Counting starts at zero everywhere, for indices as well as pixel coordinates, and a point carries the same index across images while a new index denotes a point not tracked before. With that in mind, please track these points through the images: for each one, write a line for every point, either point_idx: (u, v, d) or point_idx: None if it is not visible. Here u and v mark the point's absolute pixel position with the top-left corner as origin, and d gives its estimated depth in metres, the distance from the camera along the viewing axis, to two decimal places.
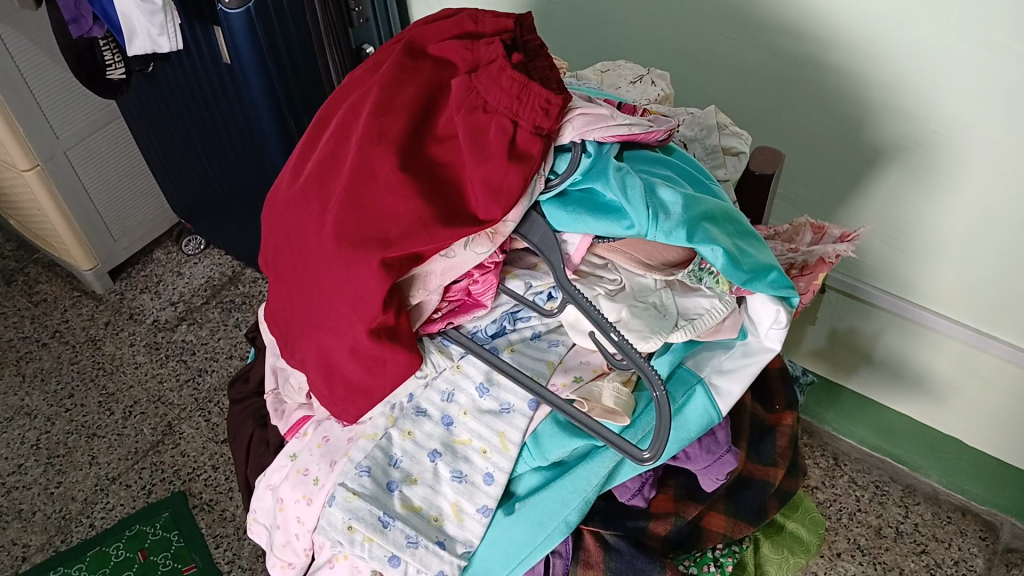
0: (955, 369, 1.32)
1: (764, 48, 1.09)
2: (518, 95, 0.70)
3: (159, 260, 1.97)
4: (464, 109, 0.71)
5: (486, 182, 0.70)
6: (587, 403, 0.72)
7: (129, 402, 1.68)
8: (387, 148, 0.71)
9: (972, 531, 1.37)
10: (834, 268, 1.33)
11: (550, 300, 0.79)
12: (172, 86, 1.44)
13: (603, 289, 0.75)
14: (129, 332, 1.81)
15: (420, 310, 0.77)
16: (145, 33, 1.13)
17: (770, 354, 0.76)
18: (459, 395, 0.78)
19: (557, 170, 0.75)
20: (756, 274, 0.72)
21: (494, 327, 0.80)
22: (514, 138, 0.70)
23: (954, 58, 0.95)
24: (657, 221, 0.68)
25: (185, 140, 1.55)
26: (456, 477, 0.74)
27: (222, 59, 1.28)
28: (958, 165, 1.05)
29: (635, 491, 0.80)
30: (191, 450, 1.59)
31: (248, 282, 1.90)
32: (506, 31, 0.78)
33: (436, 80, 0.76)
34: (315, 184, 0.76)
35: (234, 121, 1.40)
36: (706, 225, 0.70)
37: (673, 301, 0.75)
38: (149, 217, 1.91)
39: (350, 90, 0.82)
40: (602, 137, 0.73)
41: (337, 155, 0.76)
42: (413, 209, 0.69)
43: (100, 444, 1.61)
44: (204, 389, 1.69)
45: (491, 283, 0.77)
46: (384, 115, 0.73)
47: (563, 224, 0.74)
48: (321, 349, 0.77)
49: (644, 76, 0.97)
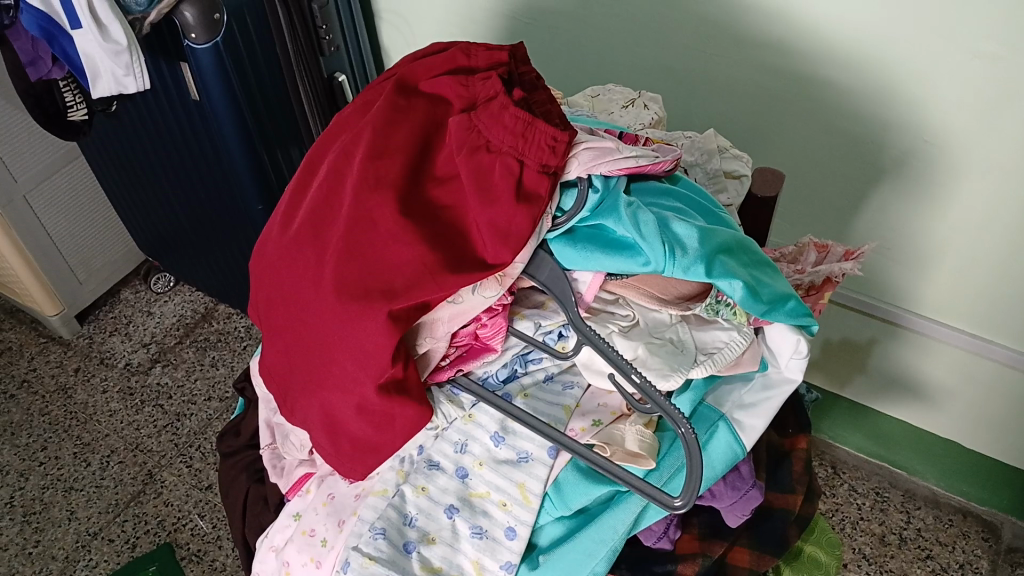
0: (951, 375, 1.31)
1: (749, 64, 1.08)
2: (522, 134, 0.67)
3: (127, 300, 1.90)
4: (465, 149, 0.69)
5: (494, 225, 0.67)
6: (609, 447, 0.70)
7: (106, 452, 1.61)
8: (386, 194, 0.69)
9: (974, 533, 1.37)
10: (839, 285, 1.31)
11: (561, 340, 0.76)
12: (136, 125, 1.38)
13: (616, 326, 0.73)
14: (101, 378, 1.74)
15: (428, 359, 0.73)
16: (109, 74, 1.07)
17: (791, 386, 0.74)
18: (473, 445, 0.74)
19: (564, 207, 0.72)
20: (774, 304, 0.70)
21: (505, 371, 0.77)
22: (520, 178, 0.67)
23: (944, 67, 0.95)
24: (674, 257, 0.66)
25: (152, 179, 1.50)
26: (476, 533, 0.71)
27: (190, 97, 1.23)
28: (952, 174, 1.04)
29: (661, 533, 0.76)
30: (175, 499, 1.53)
31: (222, 319, 1.85)
32: (500, 64, 0.75)
33: (432, 118, 0.73)
34: (311, 232, 0.73)
35: (203, 159, 1.35)
36: (722, 258, 0.68)
37: (690, 336, 0.73)
38: (114, 258, 1.85)
39: (339, 131, 0.79)
40: (609, 171, 0.70)
41: (330, 202, 0.73)
42: (418, 256, 0.67)
43: (78, 498, 1.55)
44: (183, 433, 1.63)
45: (500, 326, 0.74)
46: (381, 158, 0.71)
47: (572, 263, 0.72)
48: (325, 406, 0.73)
49: (636, 99, 0.94)
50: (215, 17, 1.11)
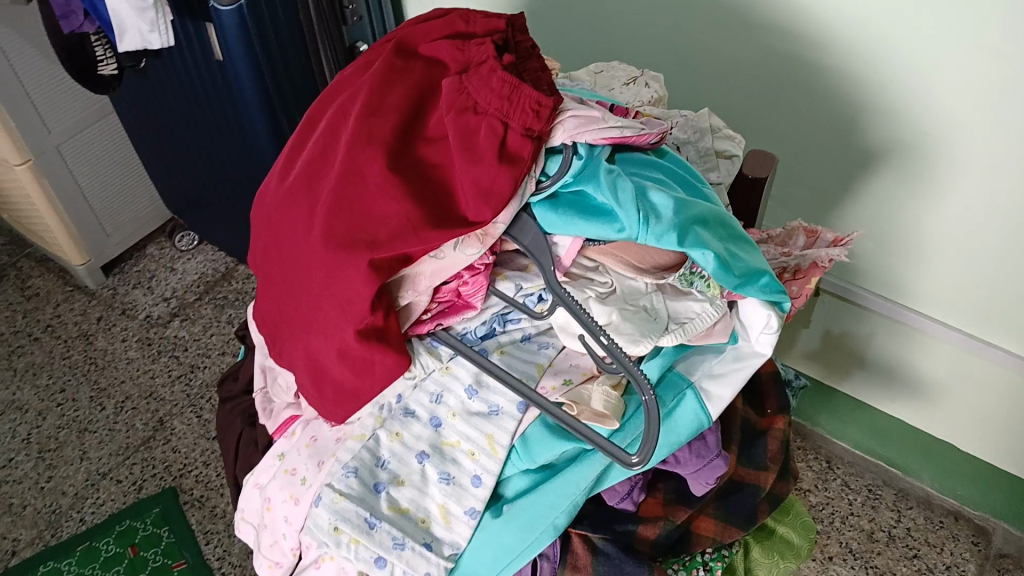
0: (948, 371, 1.34)
1: (758, 49, 1.09)
2: (508, 97, 0.70)
3: (152, 255, 1.96)
4: (454, 110, 0.71)
5: (476, 184, 0.70)
6: (576, 406, 0.72)
7: (120, 398, 1.67)
8: (376, 149, 0.72)
9: (964, 537, 1.36)
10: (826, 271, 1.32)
11: (539, 302, 0.78)
12: (164, 82, 1.43)
13: (593, 292, 0.76)
14: (121, 327, 1.81)
15: (410, 311, 0.76)
16: (135, 29, 1.11)
17: (760, 360, 0.76)
18: (448, 396, 0.77)
19: (548, 172, 0.74)
20: (746, 278, 0.72)
21: (484, 329, 0.79)
22: (504, 139, 0.70)
23: (947, 60, 0.95)
24: (647, 225, 0.68)
25: (178, 137, 1.54)
26: (443, 479, 0.74)
27: (214, 56, 1.27)
28: (953, 170, 1.05)
29: (625, 494, 0.78)
30: (182, 447, 1.58)
31: (241, 279, 1.90)
32: (497, 31, 0.77)
33: (427, 81, 0.76)
34: (306, 183, 0.77)
35: (226, 119, 1.39)
36: (697, 229, 0.70)
37: (663, 305, 0.75)
38: (141, 214, 1.90)
39: (340, 89, 0.82)
40: (593, 140, 0.73)
41: (325, 156, 0.77)
42: (402, 209, 0.70)
43: (91, 439, 1.61)
44: (195, 385, 1.69)
45: (481, 285, 0.77)
46: (375, 115, 0.74)
47: (553, 227, 0.74)
48: (309, 350, 0.77)
49: (638, 77, 0.96)
50: None
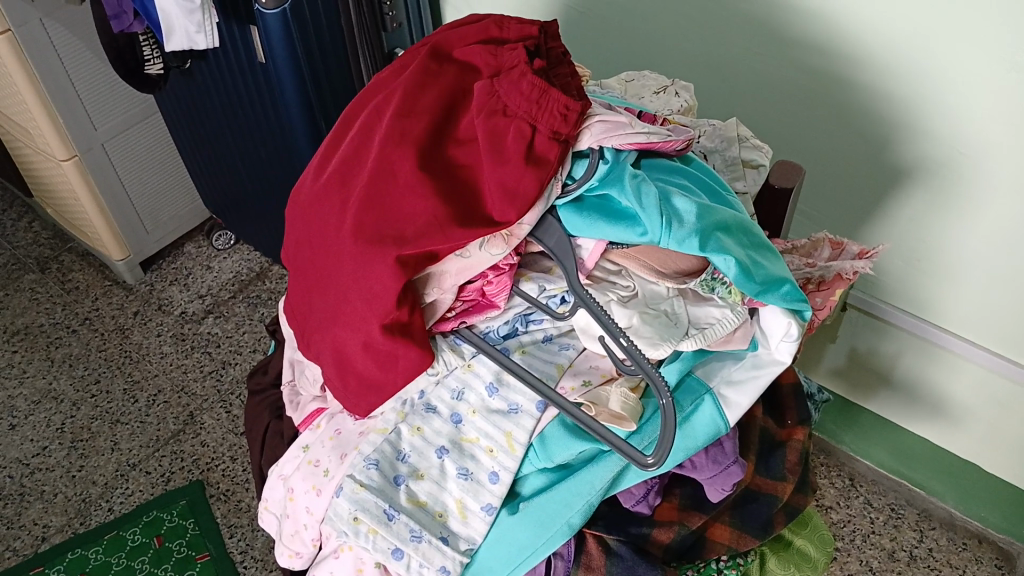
0: (976, 396, 1.31)
1: (791, 63, 1.09)
2: (537, 100, 0.71)
3: (189, 253, 2.00)
4: (484, 112, 0.73)
5: (503, 185, 0.71)
6: (594, 407, 0.73)
7: (153, 391, 1.71)
8: (407, 149, 0.74)
9: (987, 559, 1.35)
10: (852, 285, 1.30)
11: (562, 304, 0.80)
12: (208, 83, 1.47)
13: (615, 295, 0.76)
14: (156, 322, 1.85)
15: (434, 309, 0.78)
16: (182, 31, 1.14)
17: (778, 368, 0.76)
18: (469, 393, 0.78)
19: (574, 175, 0.76)
20: (767, 286, 0.72)
21: (506, 328, 0.81)
22: (532, 142, 0.71)
23: (981, 79, 0.95)
24: (670, 229, 0.69)
25: (219, 136, 1.58)
26: (462, 474, 0.75)
27: (256, 59, 1.31)
28: (985, 189, 1.04)
29: (641, 497, 0.79)
30: (211, 441, 1.61)
31: (275, 279, 1.93)
32: (530, 37, 0.79)
33: (459, 84, 0.79)
34: (339, 181, 0.79)
35: (266, 120, 1.42)
36: (719, 235, 0.70)
37: (684, 310, 0.75)
38: (180, 212, 1.95)
39: (375, 90, 0.84)
40: (620, 145, 0.74)
41: (358, 154, 0.79)
42: (429, 207, 0.72)
43: (123, 430, 1.64)
44: (226, 381, 1.72)
45: (505, 285, 0.78)
46: (408, 116, 0.76)
47: (576, 229, 0.75)
48: (335, 343, 0.78)
49: (668, 86, 0.97)
50: None
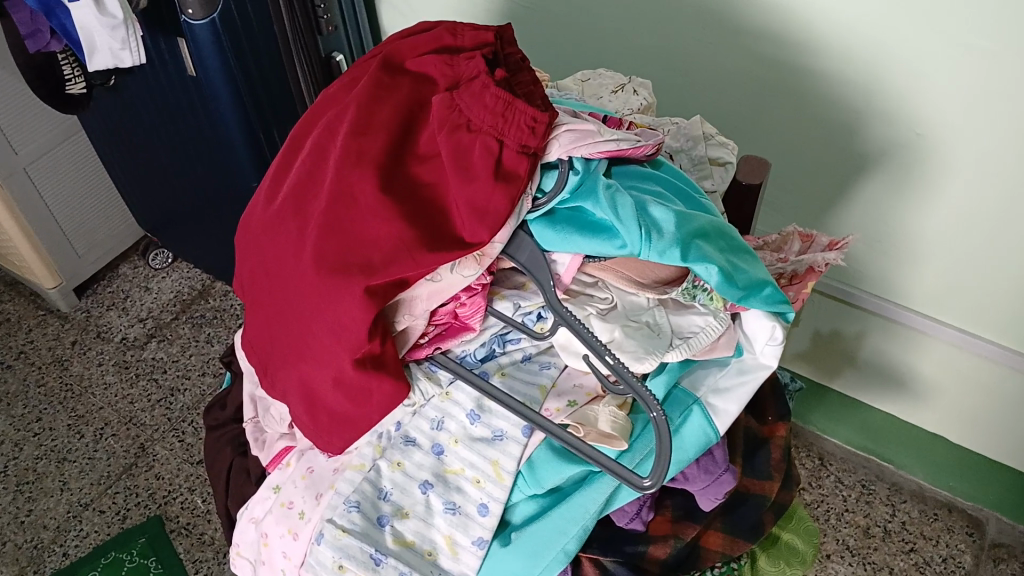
0: (943, 374, 1.32)
1: (744, 52, 1.08)
2: (502, 114, 0.67)
3: (125, 275, 1.91)
4: (446, 128, 0.69)
5: (472, 204, 0.68)
6: (582, 428, 0.70)
7: (99, 425, 1.63)
8: (367, 170, 0.70)
9: (958, 528, 1.37)
10: (827, 275, 1.31)
11: (539, 321, 0.77)
12: (137, 100, 1.39)
13: (594, 309, 0.74)
14: (97, 351, 1.76)
15: (406, 336, 0.74)
16: (106, 49, 1.07)
17: (766, 372, 0.74)
18: (449, 422, 0.75)
19: (544, 188, 0.73)
20: (749, 289, 0.71)
21: (483, 351, 0.77)
22: (499, 158, 0.68)
23: (936, 61, 0.95)
24: (650, 241, 0.67)
25: (152, 153, 1.50)
26: (449, 509, 0.72)
27: (187, 71, 1.24)
28: (943, 169, 1.04)
29: (634, 514, 0.77)
30: (166, 473, 1.54)
31: (219, 296, 1.86)
32: (486, 44, 0.75)
33: (415, 97, 0.74)
34: (293, 206, 0.74)
35: (202, 136, 1.36)
36: (699, 242, 0.68)
37: (666, 320, 0.73)
38: (113, 233, 1.86)
39: (324, 107, 0.79)
40: (589, 154, 0.71)
41: (313, 177, 0.74)
42: (396, 231, 0.67)
43: (71, 469, 1.56)
44: (176, 408, 1.65)
45: (479, 306, 0.75)
46: (364, 135, 0.72)
47: (551, 243, 0.72)
48: (302, 379, 0.74)
49: (625, 84, 0.95)
50: None
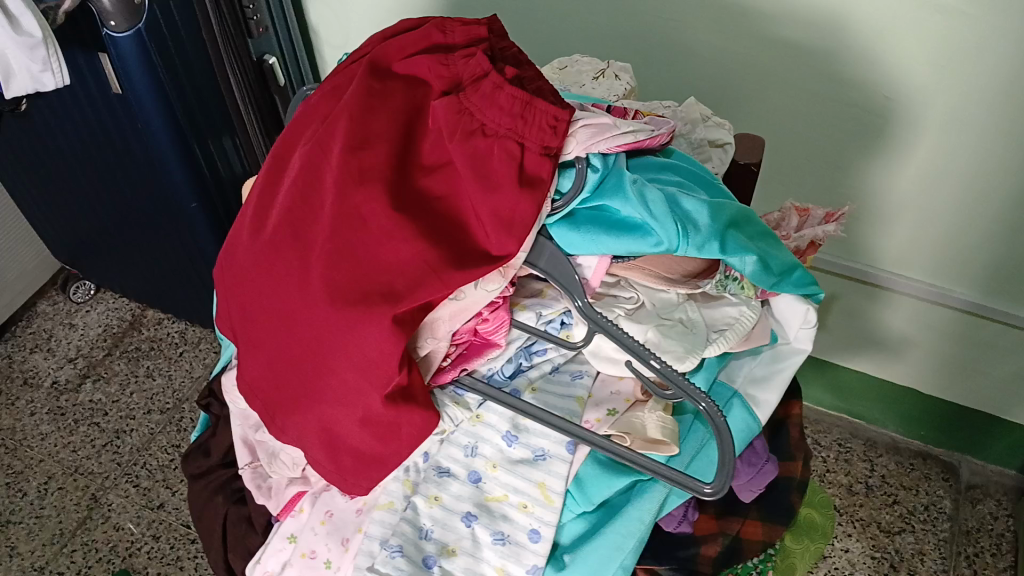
0: (914, 326, 1.30)
1: (708, 25, 1.06)
2: (521, 115, 0.63)
3: (45, 313, 1.76)
4: (458, 134, 0.64)
5: (496, 214, 0.63)
6: (628, 436, 0.67)
7: (42, 480, 1.50)
8: (374, 188, 0.65)
9: (934, 475, 1.44)
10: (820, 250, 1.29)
11: (564, 327, 0.73)
12: (54, 125, 1.27)
13: (622, 310, 0.70)
14: (26, 400, 1.62)
15: (429, 361, 0.69)
16: (24, 71, 0.96)
17: (801, 357, 0.73)
18: (483, 447, 0.70)
19: (561, 189, 0.68)
20: (783, 275, 0.68)
21: (511, 367, 0.73)
22: (521, 162, 0.63)
23: (903, 21, 0.96)
24: (687, 236, 0.64)
25: (73, 181, 1.38)
26: (498, 539, 0.67)
27: (112, 89, 1.14)
28: (911, 128, 1.05)
29: (682, 517, 0.75)
30: (125, 522, 1.44)
31: (153, 325, 1.74)
32: (479, 40, 0.71)
33: (411, 103, 0.69)
34: (290, 233, 0.68)
35: (131, 159, 1.25)
36: (734, 232, 0.66)
37: (699, 314, 0.70)
38: (28, 269, 1.71)
39: (308, 120, 0.73)
40: (608, 149, 0.67)
41: (308, 200, 0.68)
42: (417, 252, 0.63)
43: (18, 531, 1.44)
44: (126, 451, 1.54)
45: (502, 320, 0.70)
46: (363, 149, 0.66)
47: (575, 246, 0.68)
48: (322, 421, 0.68)
49: (606, 69, 0.91)
50: (135, 2, 1.03)
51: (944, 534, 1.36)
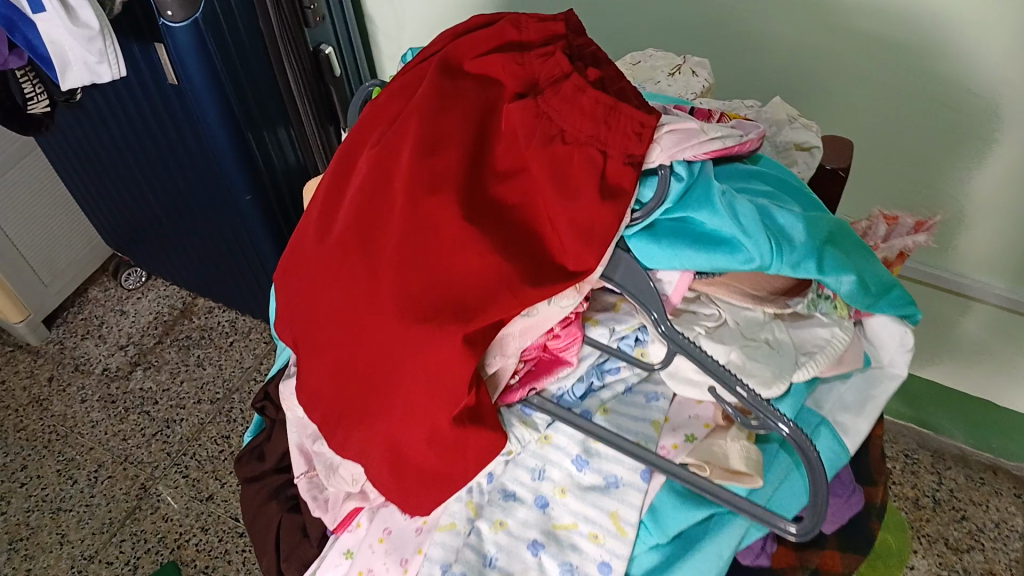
0: (994, 337, 1.23)
1: (786, 16, 1.00)
2: (604, 119, 0.58)
3: (96, 299, 1.77)
4: (536, 139, 0.59)
5: (576, 224, 0.58)
6: (708, 466, 0.62)
7: (93, 467, 1.51)
8: (446, 196, 0.61)
9: (1006, 491, 1.36)
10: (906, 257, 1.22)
11: (638, 345, 0.68)
12: (105, 115, 1.25)
13: (703, 328, 0.65)
14: (78, 387, 1.62)
15: (497, 379, 0.65)
16: (81, 63, 0.93)
17: (896, 382, 0.68)
18: (551, 470, 0.67)
19: (643, 199, 0.64)
20: (881, 294, 0.64)
21: (582, 386, 0.69)
22: (604, 171, 0.59)
23: (1001, 17, 0.88)
24: (782, 253, 0.59)
25: (125, 171, 1.36)
26: (566, 571, 0.63)
27: (168, 81, 1.10)
28: (1002, 132, 0.98)
29: (759, 549, 0.70)
30: (174, 513, 1.44)
31: (203, 313, 1.73)
32: (557, 36, 0.66)
33: (483, 104, 0.65)
34: (359, 241, 0.65)
35: (185, 151, 1.23)
36: (831, 250, 0.61)
37: (787, 335, 0.65)
38: (79, 256, 1.71)
39: (374, 122, 0.69)
40: (694, 156, 0.62)
41: (375, 207, 0.65)
42: (492, 264, 0.59)
43: (69, 518, 1.44)
44: (175, 441, 1.53)
45: (575, 336, 0.66)
46: (435, 154, 0.63)
47: (656, 261, 0.64)
48: (386, 438, 0.64)
49: (682, 65, 0.86)
50: None
51: (1017, 554, 1.29)
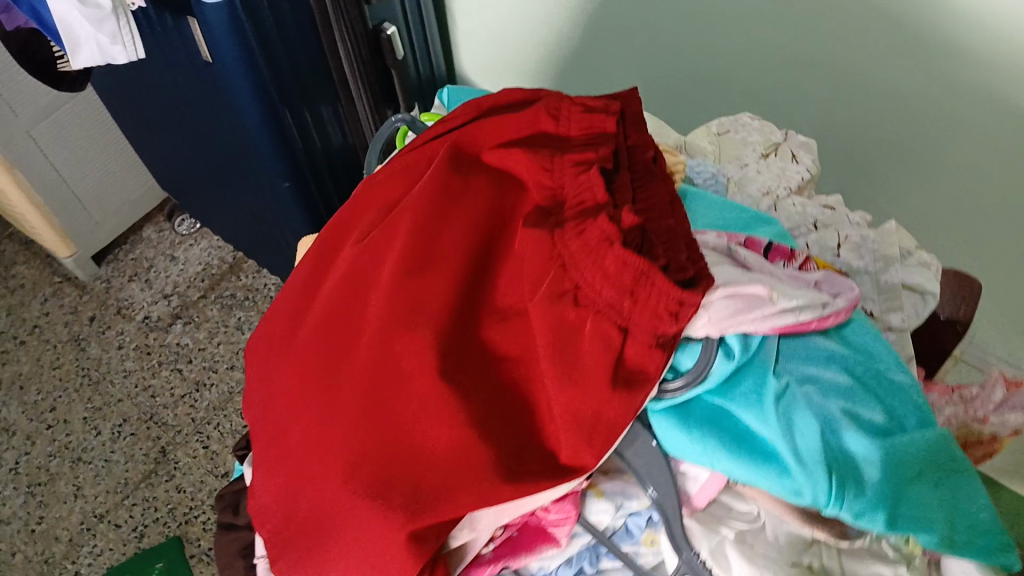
0: None
1: None
2: (631, 288, 0.43)
3: (149, 239, 1.71)
4: (543, 294, 0.46)
5: (576, 413, 0.44)
6: None
7: (118, 420, 1.46)
8: (422, 338, 0.47)
9: None
10: None
11: (647, 529, 0.56)
12: (137, 74, 1.11)
13: (733, 530, 0.52)
14: (117, 332, 1.58)
15: (463, 552, 0.52)
16: (92, 42, 0.82)
17: None
18: None
19: (679, 367, 0.50)
20: (972, 547, 0.47)
21: (569, 568, 0.57)
22: (622, 353, 0.44)
23: None
24: (840, 499, 0.44)
25: (162, 132, 1.24)
26: None
27: (200, 57, 0.95)
28: None
29: None
30: (188, 486, 1.37)
31: (251, 272, 1.64)
32: (603, 135, 0.51)
33: (494, 216, 0.51)
34: (321, 362, 0.52)
35: (220, 132, 1.07)
36: (909, 495, 0.46)
37: (839, 565, 0.51)
38: (134, 195, 1.64)
39: (366, 206, 0.56)
40: (757, 331, 0.47)
41: (345, 323, 0.52)
42: (463, 444, 0.45)
43: (86, 471, 1.40)
44: (202, 408, 1.46)
45: (569, 513, 0.52)
46: (422, 277, 0.49)
47: (680, 452, 0.49)
48: None
49: (780, 146, 0.68)
50: None
51: None
